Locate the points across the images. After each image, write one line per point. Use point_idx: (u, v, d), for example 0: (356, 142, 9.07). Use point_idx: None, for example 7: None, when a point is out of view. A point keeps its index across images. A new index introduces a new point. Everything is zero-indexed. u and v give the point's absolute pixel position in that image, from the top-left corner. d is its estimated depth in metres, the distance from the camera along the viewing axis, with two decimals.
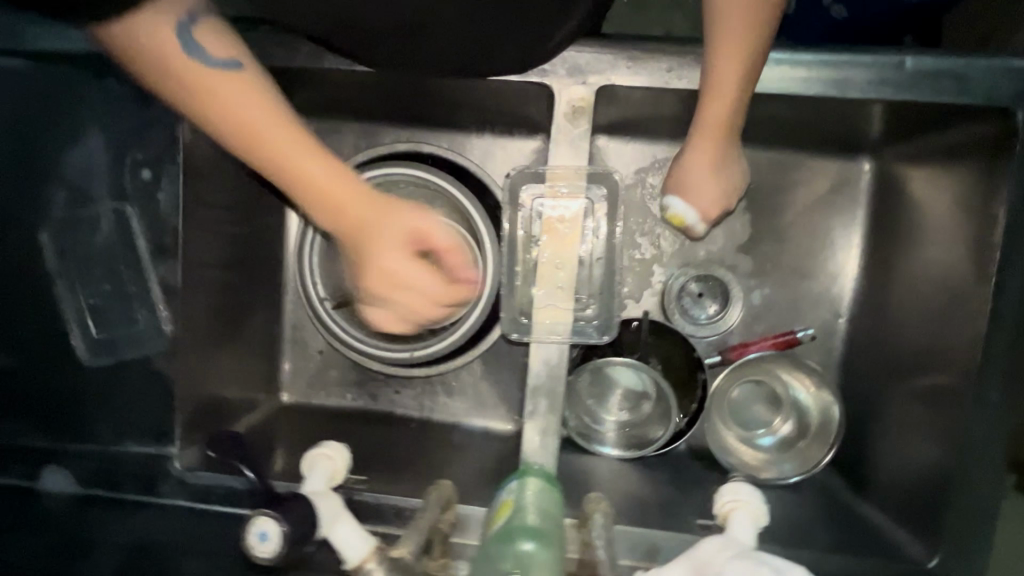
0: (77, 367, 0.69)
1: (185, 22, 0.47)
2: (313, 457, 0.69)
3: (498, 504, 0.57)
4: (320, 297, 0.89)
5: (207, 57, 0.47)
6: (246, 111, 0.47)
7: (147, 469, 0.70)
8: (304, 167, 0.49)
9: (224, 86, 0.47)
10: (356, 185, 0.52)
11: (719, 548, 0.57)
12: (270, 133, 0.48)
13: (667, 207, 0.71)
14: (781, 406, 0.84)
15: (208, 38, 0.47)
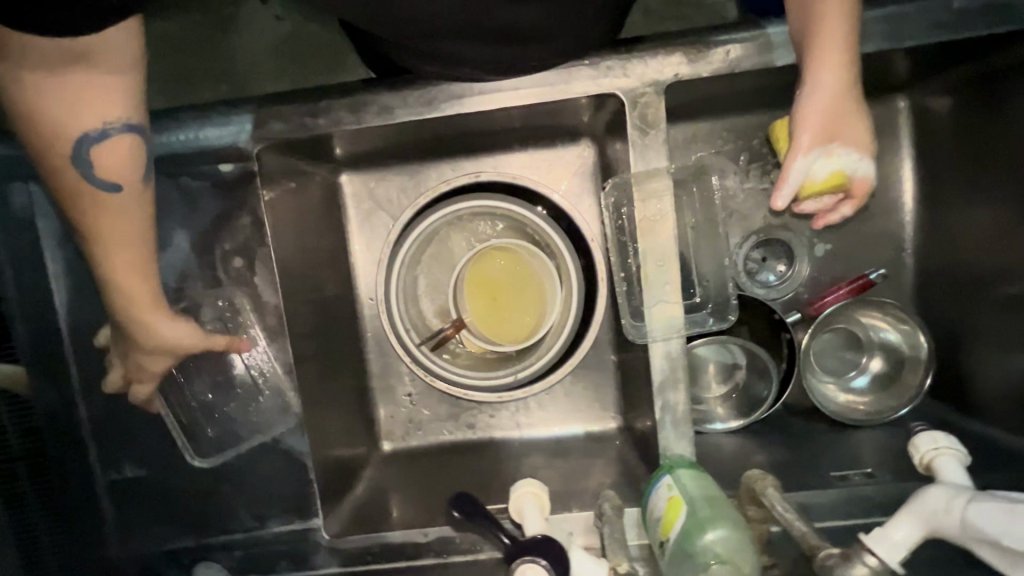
0: (207, 458, 0.72)
1: (90, 136, 0.50)
2: (522, 495, 0.69)
3: (667, 503, 0.60)
4: (417, 344, 0.86)
5: (94, 177, 0.51)
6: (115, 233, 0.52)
7: (296, 544, 0.71)
8: (125, 283, 0.55)
9: (105, 215, 0.52)
10: (143, 305, 0.57)
11: (946, 497, 0.55)
12: (122, 260, 0.53)
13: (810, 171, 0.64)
14: (866, 346, 0.87)
15: (105, 159, 0.50)
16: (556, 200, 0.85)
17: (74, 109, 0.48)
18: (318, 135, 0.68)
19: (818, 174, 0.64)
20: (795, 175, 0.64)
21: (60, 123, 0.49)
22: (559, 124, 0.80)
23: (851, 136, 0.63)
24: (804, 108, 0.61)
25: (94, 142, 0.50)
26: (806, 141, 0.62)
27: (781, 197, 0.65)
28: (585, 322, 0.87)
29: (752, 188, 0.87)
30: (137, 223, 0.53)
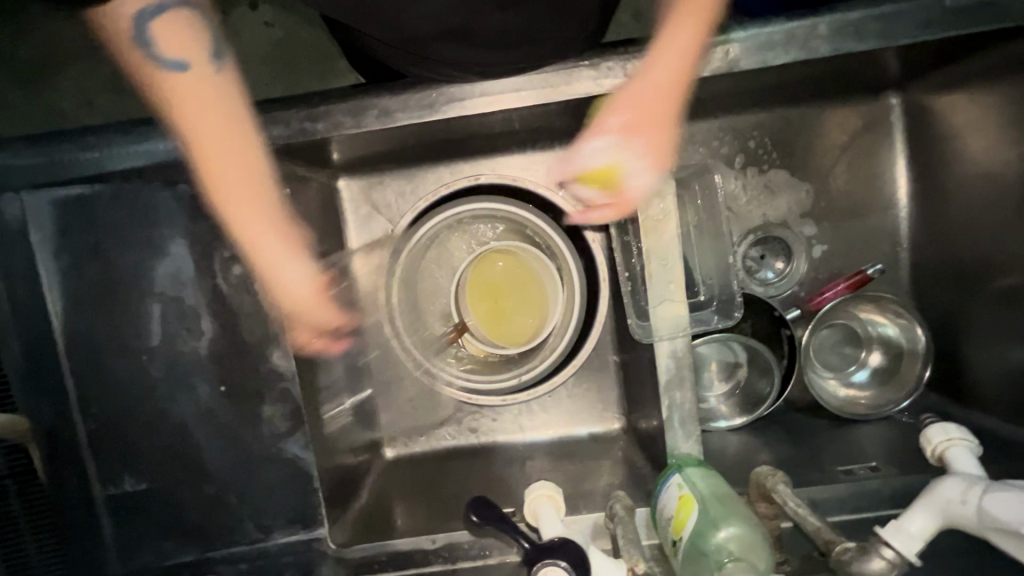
0: (207, 472, 0.70)
1: (151, 15, 0.51)
2: (537, 498, 0.68)
3: (679, 502, 0.60)
4: (419, 349, 0.86)
5: (163, 59, 0.52)
6: (207, 123, 0.55)
7: (302, 554, 0.70)
8: (229, 172, 0.56)
9: (215, 113, 0.55)
10: (254, 210, 0.58)
11: (963, 488, 0.55)
12: (218, 149, 0.55)
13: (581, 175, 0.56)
14: (865, 340, 0.88)
15: (164, 35, 0.52)
16: (556, 202, 0.85)
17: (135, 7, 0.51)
18: (318, 139, 0.68)
19: (589, 165, 0.54)
20: (586, 160, 0.54)
21: (115, 11, 0.50)
22: (557, 125, 0.80)
23: (655, 136, 0.54)
24: (625, 91, 0.54)
25: (154, 23, 0.51)
26: (605, 129, 0.54)
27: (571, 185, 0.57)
28: (587, 324, 0.87)
29: (749, 186, 0.88)
30: (221, 105, 0.55)
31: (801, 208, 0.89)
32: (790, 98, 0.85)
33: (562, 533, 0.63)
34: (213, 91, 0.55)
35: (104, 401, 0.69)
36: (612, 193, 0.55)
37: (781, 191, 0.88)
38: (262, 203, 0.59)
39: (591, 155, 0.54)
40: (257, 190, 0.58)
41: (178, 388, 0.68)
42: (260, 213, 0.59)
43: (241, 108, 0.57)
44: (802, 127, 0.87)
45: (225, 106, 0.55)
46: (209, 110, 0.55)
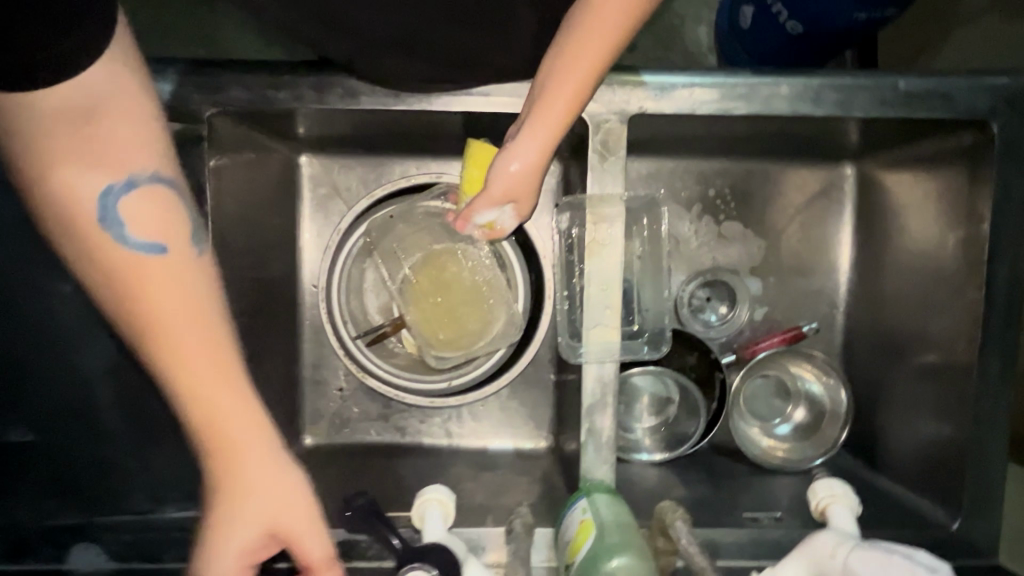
0: (104, 432, 0.66)
1: (116, 189, 0.42)
2: (425, 502, 0.67)
3: (578, 526, 0.59)
4: (353, 337, 0.85)
5: (131, 239, 0.42)
6: (174, 322, 0.41)
7: (191, 534, 0.66)
8: (209, 384, 0.42)
9: (181, 291, 0.42)
10: (239, 407, 0.43)
11: (835, 542, 0.59)
12: (194, 355, 0.42)
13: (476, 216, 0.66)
14: (792, 396, 0.90)
15: (134, 211, 0.42)
16: None
17: (82, 163, 0.41)
18: (279, 108, 0.66)
19: (481, 218, 0.66)
20: (478, 217, 0.65)
21: (62, 184, 0.40)
22: None
23: (529, 200, 0.64)
24: (505, 160, 0.61)
25: (124, 196, 0.42)
26: (492, 191, 0.63)
27: (464, 224, 0.68)
28: (526, 339, 0.86)
29: (703, 231, 0.91)
30: (194, 287, 0.43)
31: (751, 259, 0.91)
32: (752, 153, 0.87)
33: (439, 539, 0.63)
34: (189, 277, 0.43)
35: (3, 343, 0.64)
36: (494, 237, 0.68)
37: (734, 240, 0.91)
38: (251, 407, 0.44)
39: (481, 211, 0.65)
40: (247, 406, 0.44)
41: (87, 342, 0.65)
42: (259, 429, 0.44)
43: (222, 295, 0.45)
44: (761, 182, 0.90)
45: (204, 295, 0.43)
46: (180, 293, 0.42)
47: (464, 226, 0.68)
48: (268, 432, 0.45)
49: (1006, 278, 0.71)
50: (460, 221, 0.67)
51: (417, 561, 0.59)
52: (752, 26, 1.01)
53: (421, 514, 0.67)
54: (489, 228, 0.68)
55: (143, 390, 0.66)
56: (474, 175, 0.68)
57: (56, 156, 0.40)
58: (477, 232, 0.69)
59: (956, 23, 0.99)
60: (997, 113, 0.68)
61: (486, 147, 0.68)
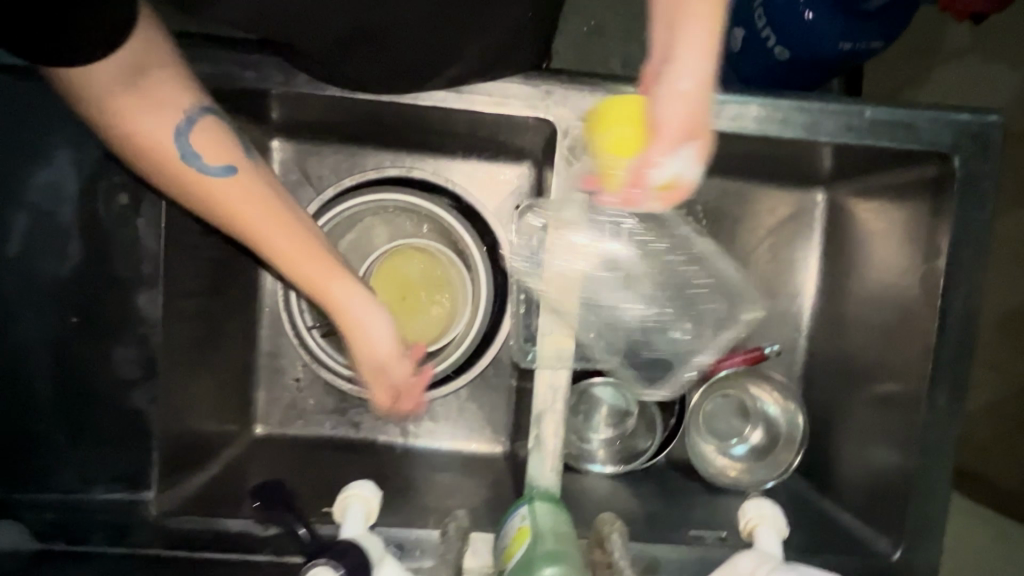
0: (36, 406, 0.64)
1: (183, 128, 0.50)
2: (348, 498, 0.65)
3: (514, 533, 0.59)
4: (309, 326, 0.84)
5: (208, 166, 0.51)
6: (260, 220, 0.51)
7: (119, 517, 0.64)
8: (302, 256, 0.54)
9: (257, 199, 0.52)
10: (327, 271, 0.56)
11: (756, 563, 0.61)
12: (284, 232, 0.52)
13: (652, 175, 0.43)
14: (751, 416, 0.90)
15: (200, 143, 0.51)
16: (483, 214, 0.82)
17: (151, 111, 0.48)
18: (244, 88, 0.65)
19: (661, 174, 0.43)
20: (659, 167, 0.42)
21: (148, 134, 0.49)
22: (502, 140, 0.79)
23: (708, 127, 0.43)
24: (666, 81, 0.41)
25: (185, 132, 0.50)
26: (675, 125, 0.41)
27: (642, 197, 0.45)
28: (484, 342, 0.85)
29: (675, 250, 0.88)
30: (267, 196, 0.52)
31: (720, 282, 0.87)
32: (727, 172, 0.88)
33: (353, 536, 0.61)
34: (257, 182, 0.52)
35: None
36: (682, 194, 0.44)
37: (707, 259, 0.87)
38: (339, 273, 0.56)
39: (655, 161, 0.43)
40: (332, 253, 0.57)
41: (27, 311, 0.63)
42: (342, 272, 0.57)
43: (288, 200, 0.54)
44: (731, 202, 0.90)
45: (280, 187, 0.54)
46: (261, 203, 0.52)
47: (645, 195, 0.45)
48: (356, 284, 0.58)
49: (960, 312, 0.72)
50: (634, 193, 0.44)
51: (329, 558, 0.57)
52: (739, 48, 1.02)
53: (344, 511, 0.64)
54: (665, 187, 0.43)
55: (82, 365, 0.64)
56: (629, 135, 0.47)
57: (134, 112, 0.48)
58: (649, 202, 0.46)
59: (936, 60, 1.01)
60: (959, 149, 0.69)
61: (617, 105, 0.49)
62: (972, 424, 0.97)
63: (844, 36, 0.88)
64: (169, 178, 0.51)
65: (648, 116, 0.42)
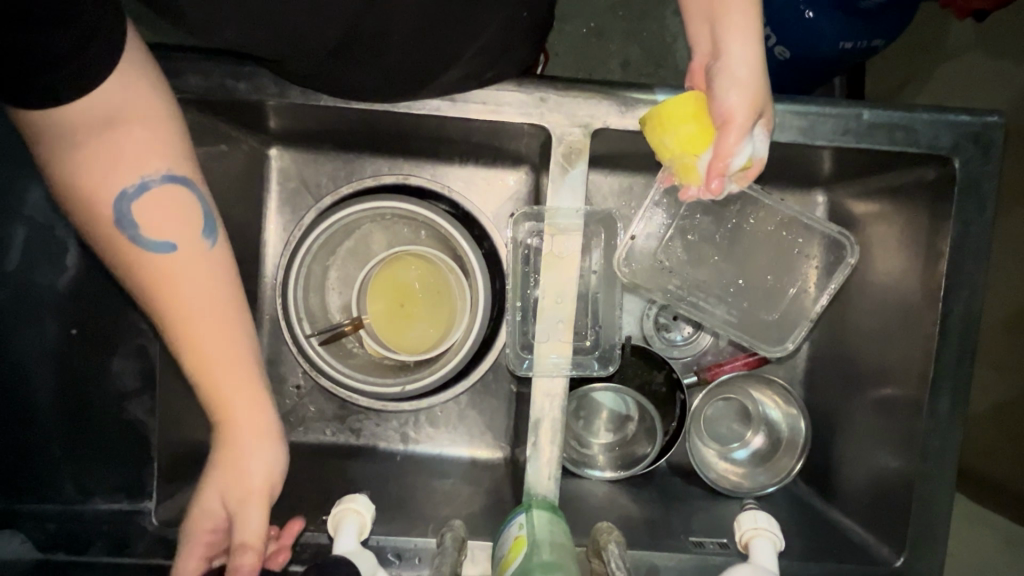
0: (39, 419, 0.65)
1: (132, 193, 0.49)
2: (342, 514, 0.66)
3: (511, 543, 0.58)
4: (306, 334, 0.81)
5: (144, 239, 0.50)
6: (184, 309, 0.50)
7: (119, 528, 0.63)
8: (214, 359, 0.52)
9: (187, 287, 0.51)
10: (234, 385, 0.53)
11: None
12: (197, 331, 0.51)
13: (734, 162, 0.54)
14: (752, 421, 0.89)
15: (146, 213, 0.50)
16: (480, 220, 0.82)
17: (106, 170, 0.48)
18: (237, 99, 0.66)
19: (740, 160, 0.55)
20: (741, 157, 0.54)
21: (96, 190, 0.49)
22: (499, 146, 0.79)
23: (764, 122, 0.56)
24: (724, 84, 0.52)
25: (135, 199, 0.50)
26: (743, 120, 0.53)
27: (720, 181, 0.56)
28: (484, 348, 0.85)
29: (673, 256, 0.84)
30: (204, 286, 0.51)
31: (717, 288, 0.85)
32: None
33: (348, 548, 0.61)
34: (197, 266, 0.51)
35: None
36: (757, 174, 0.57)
37: (703, 267, 0.85)
38: (249, 385, 0.54)
39: (736, 152, 0.54)
40: (244, 368, 0.53)
41: (26, 324, 0.63)
42: (252, 394, 0.54)
43: (231, 292, 0.53)
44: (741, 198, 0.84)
45: (220, 277, 0.52)
46: (196, 291, 0.51)
47: (717, 181, 0.55)
48: (259, 404, 0.55)
49: (963, 316, 0.71)
50: (718, 175, 0.54)
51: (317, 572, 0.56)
52: None
53: (337, 526, 0.65)
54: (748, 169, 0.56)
55: (84, 377, 0.64)
56: (691, 130, 0.56)
57: (82, 168, 0.48)
58: (730, 182, 0.58)
59: (939, 58, 1.00)
60: (960, 150, 0.68)
61: (667, 103, 0.57)
62: (980, 426, 0.95)
63: (845, 36, 0.87)
64: (106, 238, 0.50)
65: (717, 111, 0.53)
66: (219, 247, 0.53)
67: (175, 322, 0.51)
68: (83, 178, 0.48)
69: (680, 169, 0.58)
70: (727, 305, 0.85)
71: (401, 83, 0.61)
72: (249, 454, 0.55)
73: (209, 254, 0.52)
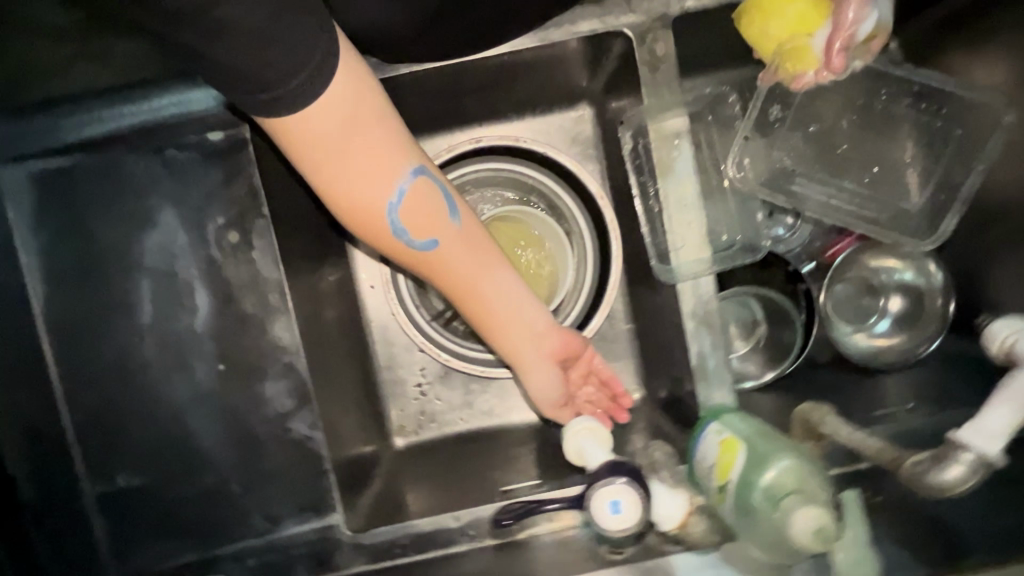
0: (209, 462, 0.64)
1: (395, 202, 0.54)
2: (579, 434, 0.65)
3: (719, 447, 0.58)
4: (428, 319, 0.86)
5: (418, 242, 0.55)
6: (476, 286, 0.59)
7: (316, 546, 0.64)
8: (508, 321, 0.61)
9: (465, 267, 0.58)
10: (528, 337, 0.63)
11: None
12: (490, 299, 0.60)
13: (862, 30, 0.63)
14: (883, 288, 0.83)
15: (411, 213, 0.54)
16: (565, 161, 0.81)
17: (371, 189, 0.53)
18: None
19: (866, 27, 0.63)
20: (868, 23, 0.62)
21: (369, 209, 0.54)
22: (560, 84, 0.77)
23: None
24: None
25: (398, 203, 0.54)
26: None
27: (840, 56, 0.64)
28: (602, 283, 0.81)
29: (791, 149, 0.77)
30: (477, 264, 0.58)
31: (837, 180, 0.77)
32: None
33: (607, 458, 0.61)
34: (465, 246, 0.57)
35: (89, 393, 0.62)
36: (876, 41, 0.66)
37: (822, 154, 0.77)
38: (538, 336, 0.63)
39: (862, 20, 0.62)
40: (529, 321, 0.62)
41: (174, 371, 0.63)
42: (538, 343, 0.64)
43: (497, 258, 0.59)
44: None
45: (482, 249, 0.58)
46: (476, 268, 0.58)
47: (837, 57, 0.64)
48: (549, 346, 0.65)
49: None
50: (842, 47, 0.63)
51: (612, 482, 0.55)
52: None
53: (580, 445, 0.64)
54: (865, 40, 0.65)
55: (240, 409, 0.64)
56: (807, 11, 0.63)
57: (356, 193, 0.53)
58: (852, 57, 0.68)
59: None
60: None
61: None
62: None
63: None
64: (389, 248, 0.56)
65: None
66: (467, 218, 0.58)
67: (469, 297, 0.60)
68: (357, 202, 0.53)
69: (793, 55, 0.65)
70: (855, 199, 0.76)
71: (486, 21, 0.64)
72: (546, 387, 0.67)
73: (467, 234, 0.57)
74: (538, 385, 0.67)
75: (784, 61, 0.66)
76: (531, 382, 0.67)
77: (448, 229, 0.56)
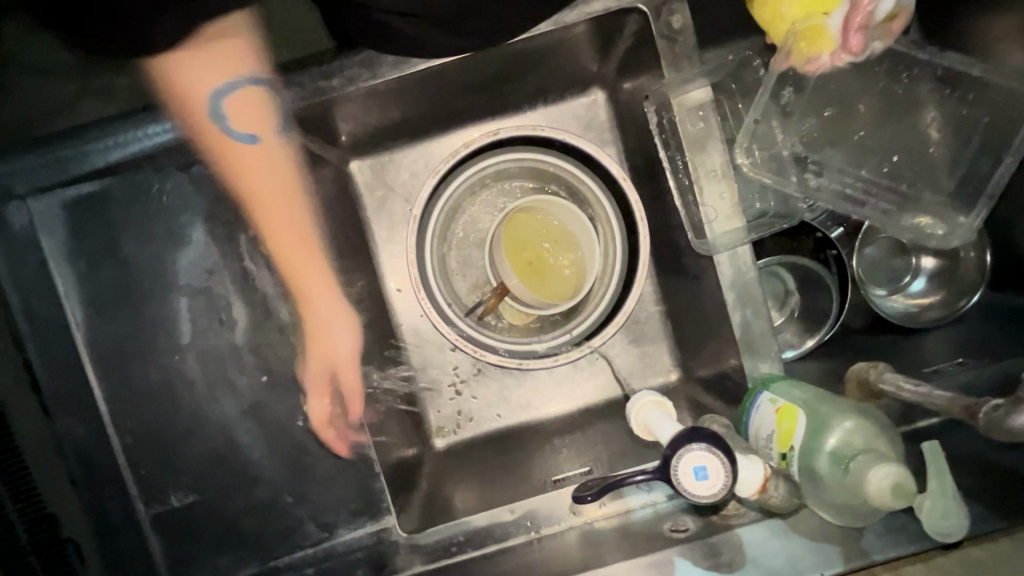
0: (258, 474, 0.63)
1: (225, 88, 0.54)
2: (645, 409, 0.70)
3: (778, 414, 0.60)
4: (460, 315, 0.81)
5: (233, 130, 0.55)
6: (278, 200, 0.59)
7: (373, 548, 0.64)
8: (295, 246, 0.60)
9: (268, 175, 0.58)
10: (308, 254, 0.61)
11: None
12: (278, 215, 0.59)
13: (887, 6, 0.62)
14: (913, 248, 0.82)
15: (239, 111, 0.55)
16: (583, 147, 0.79)
17: (207, 72, 0.53)
18: (334, 99, 0.67)
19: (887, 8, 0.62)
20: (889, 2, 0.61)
21: (193, 87, 0.53)
22: (573, 70, 0.76)
23: None
24: None
25: (229, 92, 0.54)
26: None
27: (857, 35, 0.63)
28: (630, 268, 0.80)
29: (806, 133, 0.74)
30: (277, 177, 0.59)
31: (857, 169, 0.73)
32: None
33: (676, 427, 0.65)
34: (276, 157, 0.58)
35: (134, 415, 0.63)
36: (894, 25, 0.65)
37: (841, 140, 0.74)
38: (318, 279, 0.62)
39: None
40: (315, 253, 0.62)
41: (217, 385, 0.63)
42: (331, 288, 0.63)
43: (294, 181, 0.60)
44: None
45: (287, 170, 0.59)
46: (277, 180, 0.59)
47: (854, 36, 0.63)
48: (335, 300, 0.63)
49: None
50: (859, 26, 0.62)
51: (682, 450, 0.56)
52: None
53: (650, 417, 0.69)
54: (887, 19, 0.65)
55: (287, 417, 0.64)
56: None
57: (187, 69, 0.52)
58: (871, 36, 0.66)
59: None
60: None
61: None
62: None
63: None
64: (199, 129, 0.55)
65: None
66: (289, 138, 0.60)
67: (256, 209, 0.58)
68: (180, 73, 0.52)
69: (809, 35, 0.64)
70: (875, 188, 0.72)
71: (497, 17, 0.62)
72: (334, 342, 0.65)
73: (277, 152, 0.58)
74: (332, 338, 0.64)
75: (800, 41, 0.64)
76: (325, 311, 0.64)
77: (241, 150, 0.56)
